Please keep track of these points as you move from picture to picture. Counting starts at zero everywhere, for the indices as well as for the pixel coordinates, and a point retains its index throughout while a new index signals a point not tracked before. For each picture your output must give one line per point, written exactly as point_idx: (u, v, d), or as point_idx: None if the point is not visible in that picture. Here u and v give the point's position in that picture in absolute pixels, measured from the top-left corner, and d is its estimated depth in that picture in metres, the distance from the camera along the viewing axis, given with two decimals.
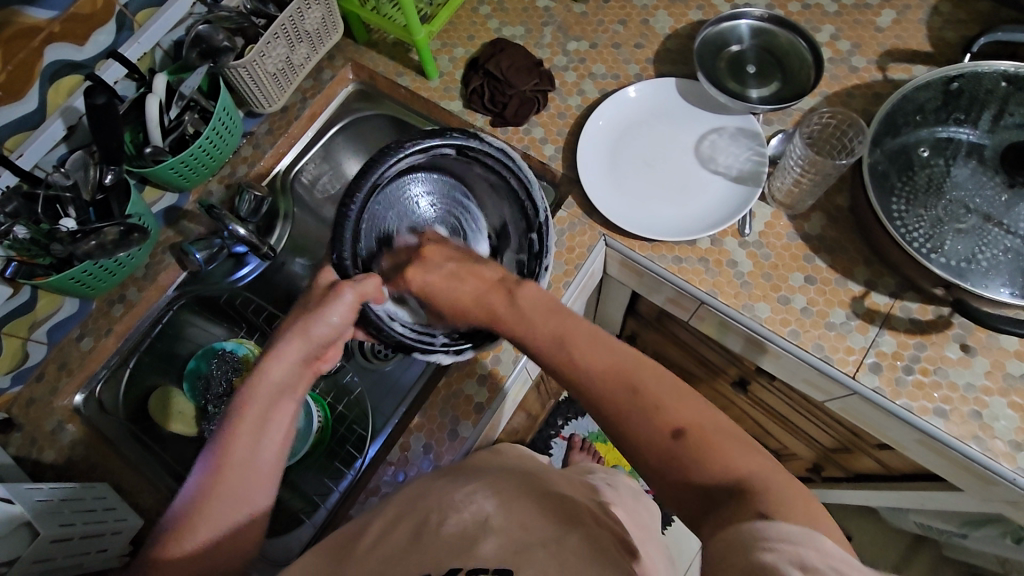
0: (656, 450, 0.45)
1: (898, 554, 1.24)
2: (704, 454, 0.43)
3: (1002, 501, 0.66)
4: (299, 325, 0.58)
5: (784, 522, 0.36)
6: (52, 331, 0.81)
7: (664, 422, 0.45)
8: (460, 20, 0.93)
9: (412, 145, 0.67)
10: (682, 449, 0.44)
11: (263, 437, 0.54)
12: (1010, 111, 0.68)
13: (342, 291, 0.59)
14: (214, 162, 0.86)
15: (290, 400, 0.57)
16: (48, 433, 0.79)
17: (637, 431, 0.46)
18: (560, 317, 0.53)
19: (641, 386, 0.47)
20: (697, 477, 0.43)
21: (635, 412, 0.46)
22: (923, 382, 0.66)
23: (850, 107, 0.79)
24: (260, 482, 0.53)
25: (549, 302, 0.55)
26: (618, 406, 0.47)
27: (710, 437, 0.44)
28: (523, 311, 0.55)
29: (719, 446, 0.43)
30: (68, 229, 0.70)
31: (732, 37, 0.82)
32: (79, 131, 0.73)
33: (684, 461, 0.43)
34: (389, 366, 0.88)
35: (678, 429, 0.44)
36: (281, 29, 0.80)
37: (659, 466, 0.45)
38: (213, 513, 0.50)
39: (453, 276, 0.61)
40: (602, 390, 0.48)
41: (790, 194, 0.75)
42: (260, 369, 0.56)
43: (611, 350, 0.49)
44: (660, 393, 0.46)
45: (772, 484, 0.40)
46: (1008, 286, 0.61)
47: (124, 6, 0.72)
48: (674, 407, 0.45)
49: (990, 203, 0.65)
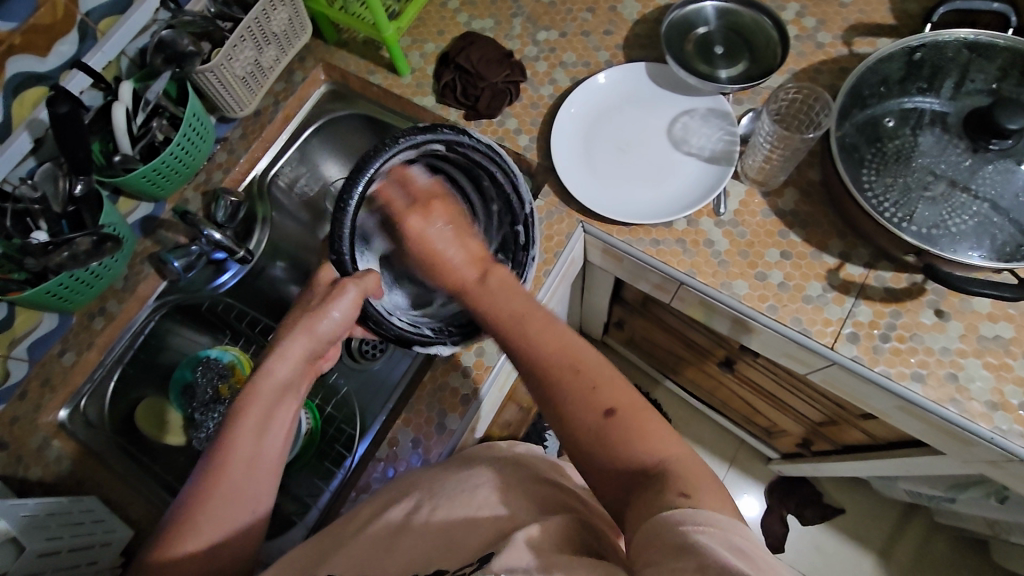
0: (588, 427, 0.47)
1: (891, 524, 1.25)
2: (631, 437, 0.45)
3: (984, 462, 0.67)
4: (303, 323, 0.58)
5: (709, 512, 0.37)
6: (33, 348, 0.80)
7: (599, 401, 0.47)
8: (429, 16, 0.93)
9: (405, 140, 0.64)
10: (613, 427, 0.46)
11: (268, 433, 0.55)
12: (970, 78, 0.69)
13: (346, 287, 0.60)
14: (187, 169, 0.85)
15: (293, 396, 0.58)
16: (33, 451, 0.78)
17: (574, 410, 0.47)
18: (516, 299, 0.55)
19: (582, 365, 0.49)
20: (626, 460, 0.45)
21: (574, 391, 0.48)
22: (900, 349, 0.67)
23: (818, 83, 0.80)
24: (265, 479, 0.53)
25: (510, 283, 0.57)
26: (559, 384, 0.48)
27: (639, 420, 0.46)
28: (486, 290, 0.57)
29: (648, 430, 0.46)
30: (39, 241, 0.69)
31: (699, 20, 0.83)
32: (47, 143, 0.73)
33: (613, 439, 0.46)
34: (377, 364, 0.87)
35: (612, 408, 0.46)
36: (247, 32, 0.80)
37: (591, 445, 0.46)
38: (221, 510, 0.51)
39: (438, 239, 0.65)
40: (548, 368, 0.49)
41: (763, 170, 0.75)
42: (265, 366, 0.56)
43: (560, 331, 0.51)
44: (599, 376, 0.48)
45: (689, 474, 0.42)
46: (977, 250, 0.62)
47: (86, 15, 0.71)
48: (614, 390, 0.47)
49: (955, 168, 0.66)
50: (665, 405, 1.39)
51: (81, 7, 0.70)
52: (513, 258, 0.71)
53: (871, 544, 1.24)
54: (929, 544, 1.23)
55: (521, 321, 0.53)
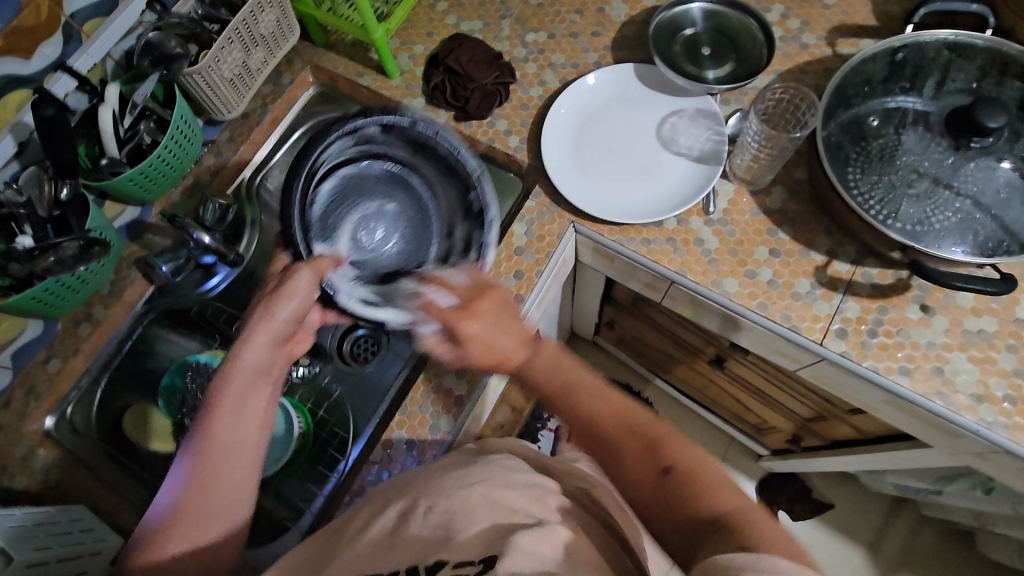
0: (647, 486, 0.48)
1: (880, 517, 1.27)
2: (693, 492, 0.46)
3: (969, 454, 0.69)
4: (263, 307, 0.57)
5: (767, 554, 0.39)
6: (18, 355, 0.79)
7: (657, 459, 0.49)
8: (418, 18, 0.93)
9: (338, 126, 0.71)
10: (671, 484, 0.47)
11: (241, 420, 0.54)
12: (951, 77, 0.70)
13: (297, 270, 0.59)
14: (174, 172, 0.84)
15: (266, 383, 0.57)
16: (19, 460, 0.76)
17: (635, 470, 0.49)
18: (571, 366, 0.56)
19: (640, 428, 0.51)
20: (690, 511, 0.46)
21: (633, 452, 0.49)
22: (887, 344, 0.68)
23: (803, 83, 0.81)
24: (242, 468, 0.53)
25: (558, 354, 0.57)
26: (620, 448, 0.50)
27: (695, 476, 0.47)
28: (542, 364, 0.56)
29: (707, 481, 0.47)
30: (24, 246, 0.67)
31: (686, 21, 0.84)
32: (30, 147, 0.72)
33: (673, 494, 0.47)
34: (369, 367, 0.84)
35: (669, 466, 0.48)
36: (235, 34, 0.80)
37: (653, 502, 0.48)
38: (203, 500, 0.51)
39: (500, 323, 0.57)
40: (605, 432, 0.51)
41: (751, 169, 0.76)
42: (232, 356, 0.56)
43: (610, 399, 0.53)
44: (656, 437, 0.50)
45: (750, 517, 0.43)
46: (961, 245, 0.63)
47: (70, 17, 0.71)
48: (670, 448, 0.49)
49: (938, 166, 0.67)
50: (656, 404, 1.40)
51: (65, 9, 0.70)
52: (476, 225, 0.74)
53: (860, 538, 1.26)
54: (916, 536, 1.24)
55: (574, 389, 0.54)
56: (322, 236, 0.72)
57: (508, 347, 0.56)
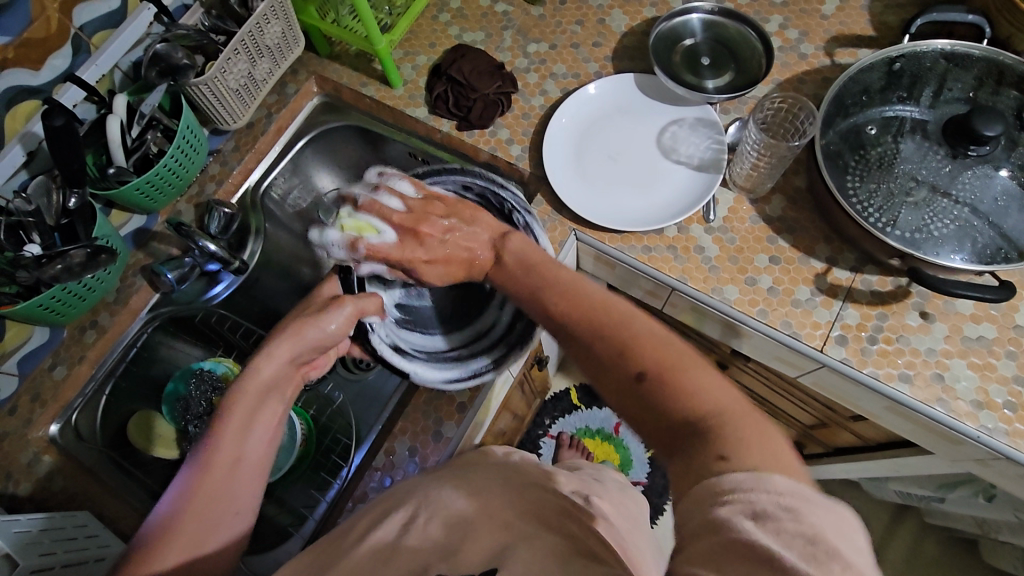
0: (620, 389, 0.45)
1: (883, 525, 1.26)
2: (667, 397, 0.42)
3: (971, 460, 0.69)
4: (294, 324, 0.59)
5: (737, 470, 0.36)
6: (24, 362, 0.79)
7: (630, 362, 0.45)
8: (421, 29, 0.94)
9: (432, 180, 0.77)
10: (646, 391, 0.43)
11: (250, 433, 0.54)
12: (948, 87, 0.71)
13: (342, 304, 0.61)
14: (180, 182, 0.85)
15: (278, 400, 0.58)
16: (24, 466, 0.77)
17: (609, 372, 0.46)
18: (551, 272, 0.54)
19: (613, 321, 0.47)
20: (667, 413, 0.42)
21: (605, 352, 0.46)
22: (887, 350, 0.68)
23: (802, 92, 0.82)
24: (245, 482, 0.53)
25: (530, 261, 0.57)
26: (594, 347, 0.47)
27: (669, 377, 0.43)
28: (515, 271, 0.57)
29: (684, 381, 0.42)
30: (31, 254, 0.69)
31: (685, 32, 0.85)
32: (39, 156, 0.73)
33: (646, 399, 0.43)
34: (371, 375, 0.87)
35: (640, 372, 0.44)
36: (241, 45, 0.81)
37: (629, 405, 0.45)
38: (203, 510, 0.50)
39: (448, 237, 0.62)
40: (579, 331, 0.48)
41: (750, 178, 0.77)
42: (249, 369, 0.57)
43: (584, 294, 0.50)
44: (630, 334, 0.46)
45: (728, 428, 0.39)
46: (959, 253, 0.64)
47: (79, 29, 0.72)
48: (643, 346, 0.45)
49: (935, 174, 0.68)
50: None
51: (74, 21, 0.71)
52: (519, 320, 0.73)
53: None
54: (919, 544, 1.24)
55: (553, 292, 0.52)
56: (380, 266, 0.74)
57: (479, 245, 0.61)
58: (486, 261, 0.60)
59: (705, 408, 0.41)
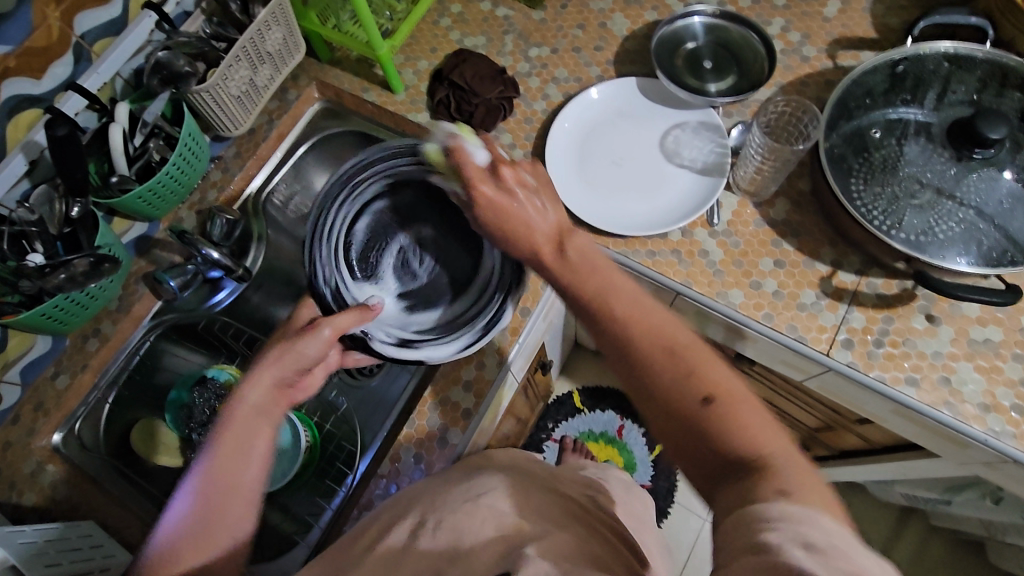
0: (679, 411, 0.42)
1: (889, 527, 1.26)
2: (731, 429, 0.41)
3: (979, 464, 0.69)
4: (272, 352, 0.57)
5: (789, 503, 0.36)
6: (26, 370, 0.79)
7: (696, 385, 0.43)
8: (422, 34, 0.94)
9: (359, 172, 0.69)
10: (710, 416, 0.41)
11: (239, 461, 0.53)
12: (952, 89, 0.71)
13: (319, 328, 0.57)
14: (182, 189, 0.85)
15: (267, 424, 0.55)
16: (27, 476, 0.76)
17: (669, 393, 0.43)
18: (615, 271, 0.50)
19: (682, 346, 0.44)
20: (723, 445, 0.41)
21: (667, 374, 0.43)
22: (893, 353, 0.68)
23: (805, 95, 0.82)
24: (242, 506, 0.53)
25: (596, 255, 0.52)
26: (659, 366, 0.44)
27: (735, 410, 0.42)
28: (572, 262, 0.52)
29: (747, 419, 0.41)
30: (35, 264, 0.69)
31: (687, 35, 0.85)
32: (42, 165, 0.73)
33: (706, 427, 0.41)
34: (375, 381, 0.85)
35: (710, 395, 0.42)
36: (242, 52, 0.81)
37: (682, 429, 0.43)
38: (203, 537, 0.51)
39: (524, 205, 0.56)
40: (643, 349, 0.45)
41: (755, 181, 0.77)
42: (237, 395, 0.56)
43: (649, 313, 0.47)
44: (696, 361, 0.44)
45: (794, 467, 0.39)
46: (965, 256, 0.64)
47: (80, 37, 0.72)
48: (713, 375, 0.43)
49: (940, 177, 0.68)
50: None
51: (75, 29, 0.71)
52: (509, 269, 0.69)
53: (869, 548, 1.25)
54: (926, 546, 1.24)
55: (613, 298, 0.48)
56: (366, 275, 0.73)
57: (544, 227, 0.55)
58: (546, 245, 0.54)
59: (766, 446, 0.40)
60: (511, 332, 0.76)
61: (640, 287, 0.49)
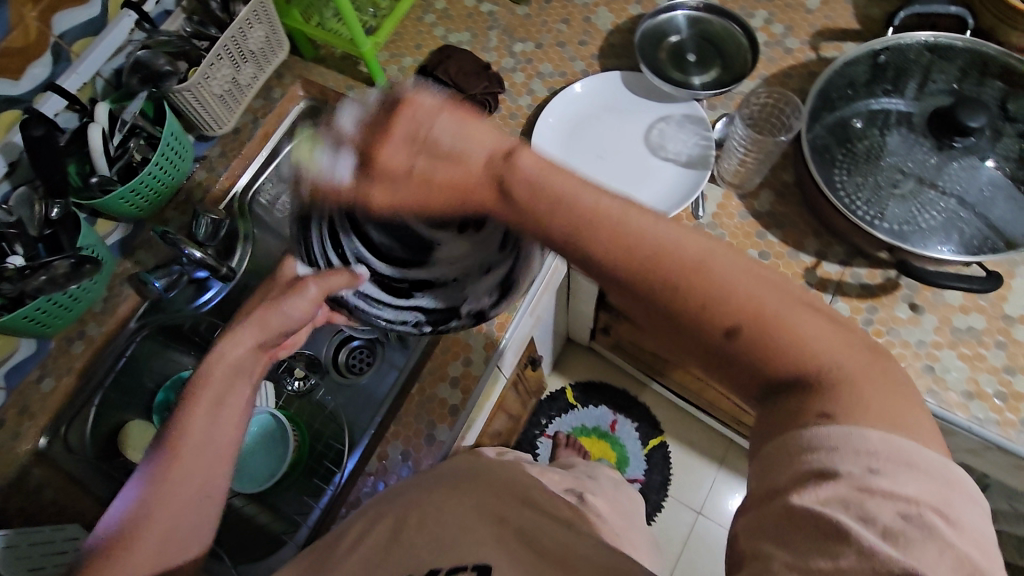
0: (701, 347, 0.36)
1: None
2: (769, 352, 0.34)
3: (964, 451, 0.69)
4: (257, 312, 0.55)
5: (830, 426, 0.32)
6: (10, 374, 0.78)
7: (716, 316, 0.34)
8: (406, 30, 0.93)
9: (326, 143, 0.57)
10: (739, 347, 0.34)
11: (217, 417, 0.51)
12: (932, 79, 0.71)
13: (307, 285, 0.56)
14: (166, 189, 0.84)
15: (247, 382, 0.53)
16: (12, 480, 0.76)
17: (686, 330, 0.36)
18: (581, 194, 0.38)
19: (687, 270, 0.35)
20: (762, 369, 0.34)
21: (677, 309, 0.35)
22: (878, 343, 0.68)
23: (789, 87, 0.82)
24: (219, 464, 0.50)
25: (550, 182, 0.39)
26: (664, 303, 0.35)
27: (771, 334, 0.34)
28: (523, 193, 0.40)
29: (789, 338, 0.34)
30: (15, 265, 0.68)
31: (670, 29, 0.85)
32: (21, 166, 0.73)
33: (739, 359, 0.35)
34: (364, 379, 0.86)
35: (733, 326, 0.34)
36: (224, 50, 0.80)
37: (713, 362, 0.36)
38: (172, 494, 0.48)
39: (443, 171, 0.44)
40: (641, 285, 0.36)
41: (739, 174, 0.77)
42: (213, 353, 0.53)
43: (638, 231, 0.36)
44: (710, 282, 0.34)
45: (848, 372, 0.33)
46: (947, 245, 0.64)
47: (59, 37, 0.72)
48: (734, 295, 0.34)
49: (922, 166, 0.68)
50: (655, 408, 1.33)
51: (54, 30, 0.71)
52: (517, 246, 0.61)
53: None
54: None
55: (592, 233, 0.37)
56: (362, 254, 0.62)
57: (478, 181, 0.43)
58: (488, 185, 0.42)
59: (816, 356, 0.34)
60: (499, 327, 0.75)
61: (621, 203, 0.38)
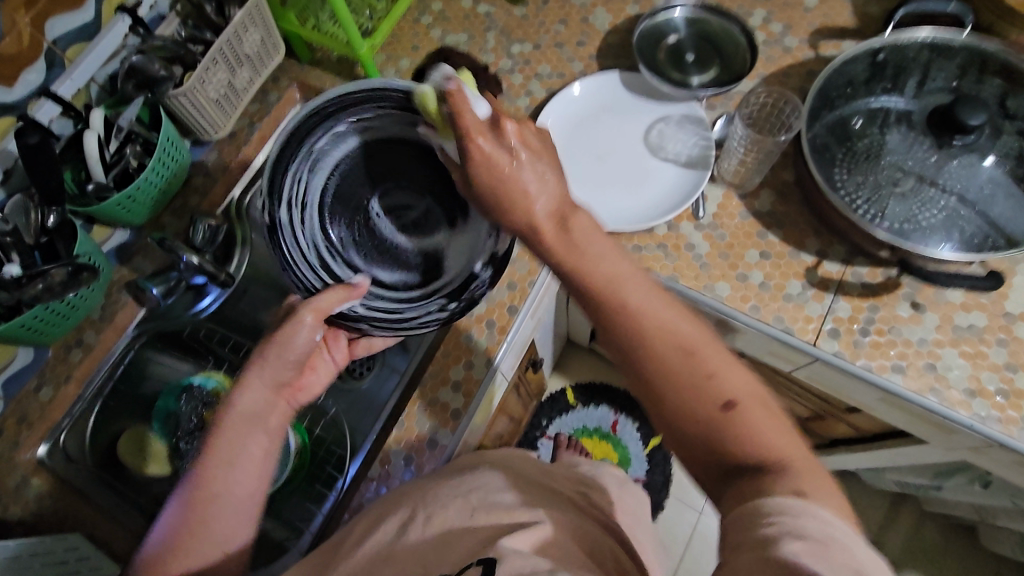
0: (693, 417, 0.40)
1: (882, 513, 1.27)
2: (750, 434, 0.39)
3: (966, 449, 0.69)
4: (262, 351, 0.57)
5: (810, 502, 0.34)
6: (7, 383, 0.77)
7: (715, 391, 0.40)
8: (403, 32, 0.93)
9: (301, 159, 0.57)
10: (728, 422, 0.39)
11: (235, 466, 0.53)
12: (931, 77, 0.71)
13: (302, 314, 0.54)
14: (163, 196, 0.83)
15: (262, 429, 0.55)
16: (11, 490, 0.75)
17: (685, 398, 0.41)
18: (603, 263, 0.45)
19: (697, 349, 0.42)
20: (735, 450, 0.39)
21: (684, 378, 0.41)
22: (880, 342, 0.68)
23: (788, 86, 0.82)
24: (238, 511, 0.53)
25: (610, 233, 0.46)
26: (670, 369, 0.41)
27: (754, 418, 0.39)
28: (585, 244, 0.46)
29: (769, 424, 0.40)
30: (12, 275, 0.67)
31: (668, 29, 0.84)
32: (16, 174, 0.72)
33: (723, 434, 0.39)
34: (365, 384, 0.86)
35: (729, 400, 0.40)
36: (220, 54, 0.80)
37: (697, 435, 0.40)
38: (192, 539, 0.51)
39: (511, 171, 0.48)
40: (657, 352, 0.42)
41: (739, 174, 0.77)
42: (230, 400, 0.56)
43: (660, 309, 0.43)
44: (712, 362, 0.41)
45: (805, 466, 0.37)
46: (949, 243, 0.64)
47: (53, 42, 0.71)
48: (729, 381, 0.40)
49: (922, 164, 0.68)
50: None
51: (47, 35, 0.70)
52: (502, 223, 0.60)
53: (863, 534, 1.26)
54: (920, 530, 1.25)
55: (623, 298, 0.43)
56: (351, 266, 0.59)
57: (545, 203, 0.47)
58: (548, 223, 0.47)
59: (780, 449, 0.38)
60: (499, 331, 0.75)
61: (641, 278, 0.45)
